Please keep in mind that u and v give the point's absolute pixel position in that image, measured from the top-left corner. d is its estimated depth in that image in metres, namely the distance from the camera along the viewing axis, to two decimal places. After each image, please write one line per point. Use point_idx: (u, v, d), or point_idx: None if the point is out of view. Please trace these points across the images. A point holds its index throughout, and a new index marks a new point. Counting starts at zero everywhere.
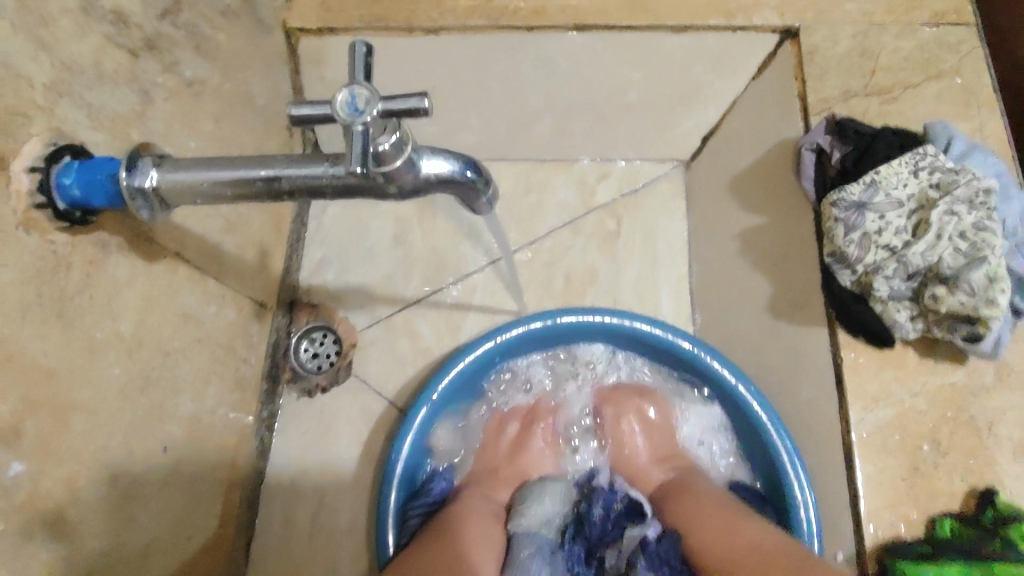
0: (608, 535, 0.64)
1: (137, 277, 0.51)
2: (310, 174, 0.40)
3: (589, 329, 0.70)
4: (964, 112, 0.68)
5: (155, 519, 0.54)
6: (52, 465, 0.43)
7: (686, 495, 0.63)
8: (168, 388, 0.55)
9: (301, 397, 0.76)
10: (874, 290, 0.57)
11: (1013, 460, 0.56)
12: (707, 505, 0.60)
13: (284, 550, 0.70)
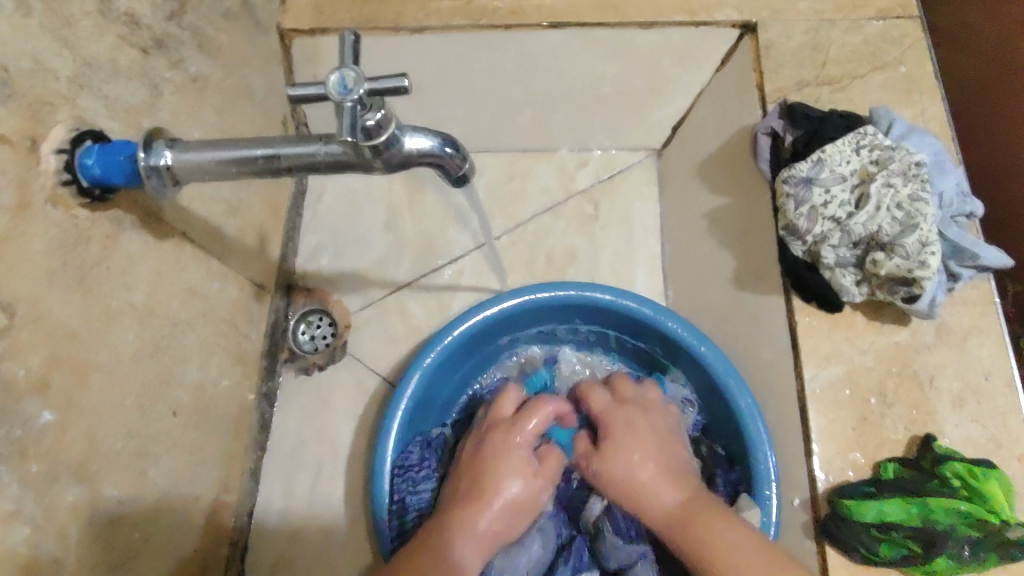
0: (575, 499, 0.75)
1: (148, 253, 0.56)
2: (306, 151, 0.46)
3: (566, 304, 0.75)
4: (906, 98, 0.74)
5: (164, 477, 0.59)
6: (75, 415, 0.48)
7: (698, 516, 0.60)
8: (175, 357, 0.60)
9: (299, 375, 0.81)
10: (823, 258, 0.62)
11: (952, 410, 0.61)
12: (714, 523, 0.58)
13: (284, 516, 0.75)
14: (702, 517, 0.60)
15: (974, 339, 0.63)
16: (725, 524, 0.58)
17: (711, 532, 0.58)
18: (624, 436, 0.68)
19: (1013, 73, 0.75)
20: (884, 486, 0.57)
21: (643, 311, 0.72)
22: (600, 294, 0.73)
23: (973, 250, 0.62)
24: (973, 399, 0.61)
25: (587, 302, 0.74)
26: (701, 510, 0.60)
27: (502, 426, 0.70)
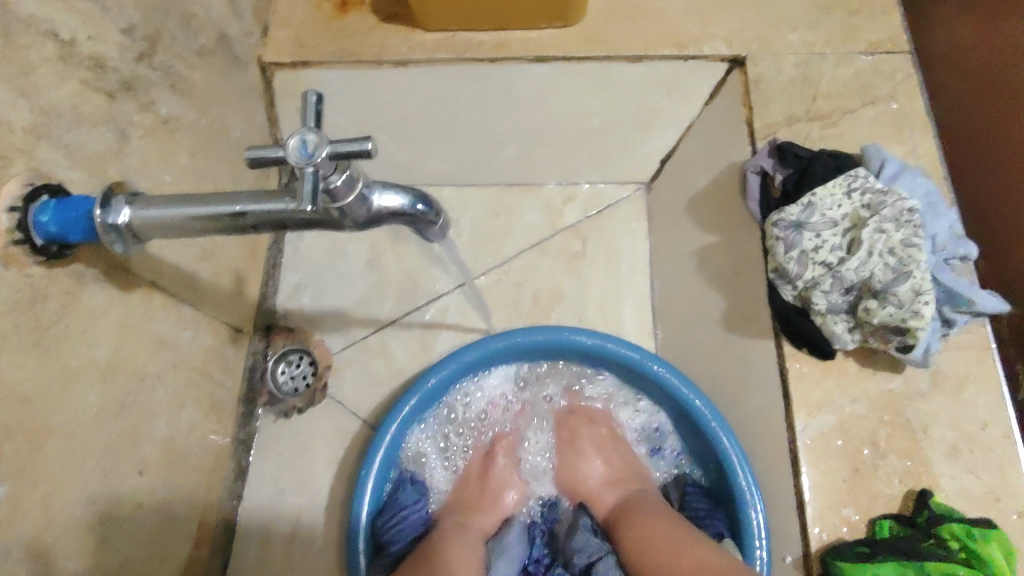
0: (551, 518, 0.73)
1: (113, 306, 0.54)
2: (271, 209, 0.44)
3: (549, 346, 0.72)
4: (898, 135, 0.73)
5: (130, 540, 0.56)
6: (27, 487, 0.45)
7: (633, 518, 0.64)
8: (144, 412, 0.58)
9: (278, 418, 0.79)
10: (813, 304, 0.61)
11: (947, 461, 0.59)
12: (652, 522, 0.62)
13: (261, 569, 0.72)
14: (646, 513, 0.64)
15: (970, 386, 0.61)
16: (674, 526, 0.61)
17: (640, 526, 0.62)
18: (574, 447, 0.72)
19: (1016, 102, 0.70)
20: (879, 546, 0.54)
21: (628, 354, 0.70)
22: (585, 337, 0.70)
23: (968, 295, 0.60)
24: (968, 449, 0.59)
25: (571, 345, 0.71)
26: (637, 510, 0.65)
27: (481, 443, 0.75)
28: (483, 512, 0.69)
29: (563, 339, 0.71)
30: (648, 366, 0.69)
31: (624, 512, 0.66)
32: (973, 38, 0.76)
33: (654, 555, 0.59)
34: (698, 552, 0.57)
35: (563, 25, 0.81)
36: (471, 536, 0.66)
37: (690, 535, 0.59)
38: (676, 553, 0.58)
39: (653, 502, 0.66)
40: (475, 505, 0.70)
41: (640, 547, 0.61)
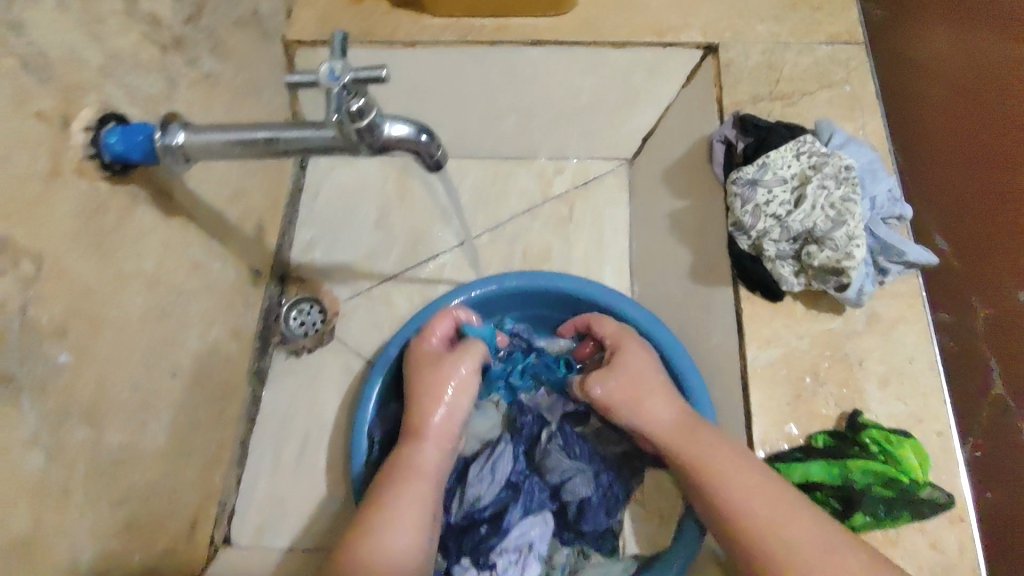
0: (533, 435, 0.73)
1: (158, 226, 0.63)
2: (300, 136, 0.53)
3: (521, 291, 0.78)
4: (849, 115, 0.82)
5: (163, 431, 0.65)
6: (88, 363, 0.54)
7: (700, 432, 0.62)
8: (179, 322, 0.67)
9: (289, 356, 0.89)
10: (764, 251, 0.69)
11: (878, 389, 0.68)
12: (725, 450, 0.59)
13: (273, 480, 0.83)
14: (722, 467, 0.58)
15: (900, 327, 0.70)
16: (756, 488, 0.56)
17: (724, 485, 0.57)
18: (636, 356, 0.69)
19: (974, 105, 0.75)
20: (812, 452, 0.63)
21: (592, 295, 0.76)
22: (555, 281, 0.77)
23: (899, 247, 0.69)
24: (896, 379, 0.68)
25: (542, 289, 0.77)
26: (711, 462, 0.59)
27: (423, 354, 0.69)
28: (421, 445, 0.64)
29: (532, 283, 0.77)
30: (614, 306, 0.76)
31: (698, 461, 0.60)
32: (941, 45, 0.81)
33: (750, 525, 0.54)
34: (790, 527, 0.53)
35: (557, 13, 0.90)
36: (414, 479, 0.61)
37: (781, 499, 0.55)
38: (761, 523, 0.54)
39: (728, 445, 0.60)
40: (413, 437, 0.64)
41: (733, 511, 0.56)
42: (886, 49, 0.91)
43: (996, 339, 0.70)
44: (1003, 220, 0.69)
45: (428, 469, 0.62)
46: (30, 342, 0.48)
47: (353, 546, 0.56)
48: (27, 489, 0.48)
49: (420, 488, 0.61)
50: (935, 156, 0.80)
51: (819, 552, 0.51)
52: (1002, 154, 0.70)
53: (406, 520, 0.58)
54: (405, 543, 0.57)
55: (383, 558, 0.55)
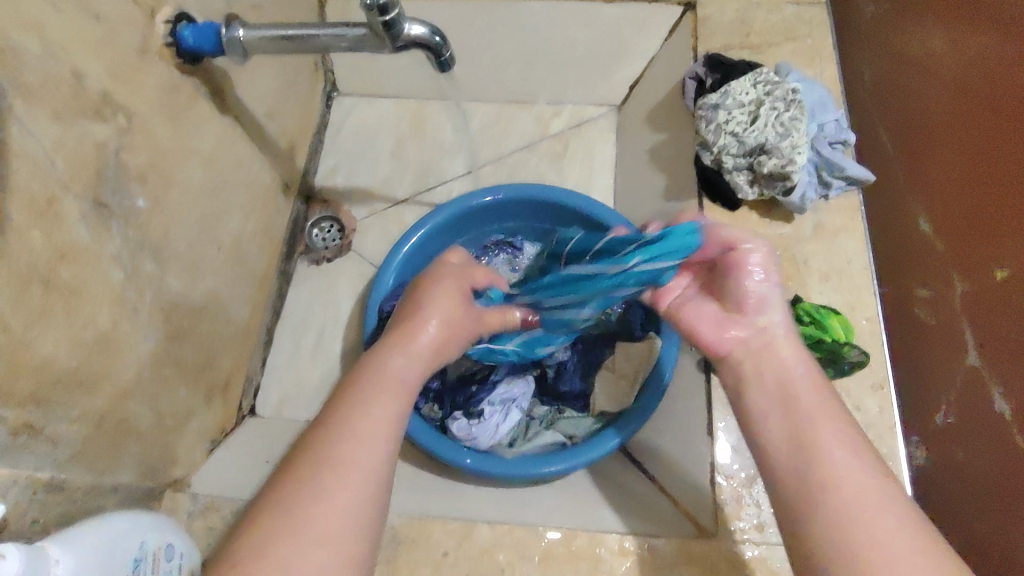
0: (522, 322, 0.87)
1: (212, 119, 0.76)
2: (336, 33, 0.66)
3: (515, 200, 0.90)
4: (810, 63, 0.93)
5: (208, 293, 0.79)
6: (159, 213, 0.68)
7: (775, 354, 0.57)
8: (224, 206, 0.81)
9: (310, 264, 1.02)
10: (724, 163, 0.81)
11: (819, 283, 0.79)
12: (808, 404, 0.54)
13: (292, 365, 0.95)
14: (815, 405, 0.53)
15: (841, 235, 0.81)
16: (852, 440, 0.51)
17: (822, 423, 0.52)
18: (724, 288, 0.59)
19: (943, 84, 0.83)
20: None
21: (574, 202, 0.88)
22: (543, 191, 0.89)
23: (841, 164, 0.81)
24: (835, 276, 0.79)
25: (533, 198, 0.90)
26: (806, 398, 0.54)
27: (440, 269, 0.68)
28: (396, 357, 0.58)
29: (525, 193, 0.90)
30: (592, 211, 0.88)
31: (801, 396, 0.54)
32: (931, 38, 0.85)
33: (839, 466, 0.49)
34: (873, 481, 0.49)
35: None
36: (384, 389, 0.54)
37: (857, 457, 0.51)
38: (848, 473, 0.49)
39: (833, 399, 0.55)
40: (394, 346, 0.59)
41: (818, 441, 0.51)
42: (881, 45, 0.95)
43: (970, 312, 0.73)
44: (963, 179, 0.77)
45: (405, 382, 0.56)
46: (120, 180, 0.62)
47: (313, 446, 0.50)
48: (110, 294, 0.61)
49: (389, 397, 0.54)
50: (887, 112, 0.93)
51: (893, 521, 0.47)
52: (967, 126, 0.78)
53: (370, 429, 0.51)
54: (374, 451, 0.50)
55: (347, 462, 0.48)
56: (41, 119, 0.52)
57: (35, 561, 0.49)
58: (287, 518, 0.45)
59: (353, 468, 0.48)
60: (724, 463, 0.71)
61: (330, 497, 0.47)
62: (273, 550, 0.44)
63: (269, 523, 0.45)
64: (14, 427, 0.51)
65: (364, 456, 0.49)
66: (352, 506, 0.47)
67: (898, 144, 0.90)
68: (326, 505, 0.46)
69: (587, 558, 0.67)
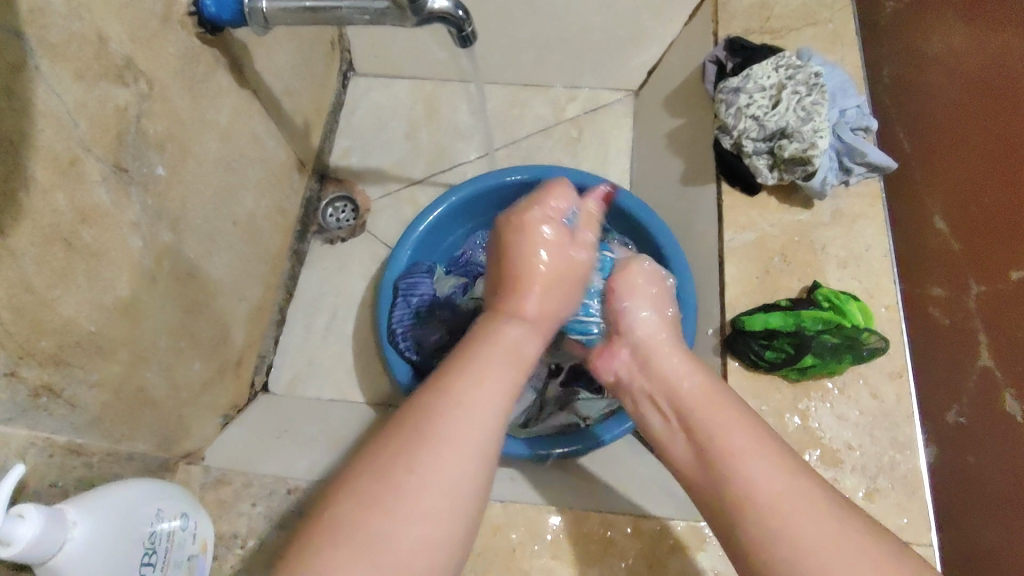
0: None
1: (230, 92, 0.76)
2: (360, 4, 0.65)
3: (533, 182, 0.90)
4: (831, 48, 0.90)
5: (223, 267, 0.79)
6: (175, 182, 0.68)
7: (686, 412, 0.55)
8: (239, 180, 0.81)
9: (324, 244, 1.02)
10: (743, 147, 0.80)
11: (837, 269, 0.78)
12: (701, 406, 0.54)
13: (305, 342, 0.96)
14: (702, 402, 0.54)
15: (861, 222, 0.80)
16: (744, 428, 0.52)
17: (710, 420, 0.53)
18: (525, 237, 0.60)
19: (973, 88, 0.83)
20: (771, 307, 0.75)
21: (591, 185, 0.87)
22: (562, 173, 0.88)
23: (862, 149, 0.79)
24: (854, 262, 0.78)
25: (552, 181, 0.89)
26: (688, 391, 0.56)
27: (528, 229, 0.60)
28: (511, 326, 0.54)
29: (544, 174, 0.89)
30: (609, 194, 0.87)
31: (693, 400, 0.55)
32: (960, 41, 0.85)
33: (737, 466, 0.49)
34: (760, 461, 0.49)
35: None
36: (495, 356, 0.51)
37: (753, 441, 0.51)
38: (740, 454, 0.50)
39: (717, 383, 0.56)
40: (504, 317, 0.56)
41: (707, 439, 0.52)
42: (892, 44, 0.92)
43: (989, 317, 0.73)
44: (996, 177, 0.77)
45: (520, 352, 0.53)
46: (140, 146, 0.62)
47: (419, 406, 0.47)
48: (127, 260, 0.61)
49: (499, 370, 0.50)
50: (903, 106, 0.88)
51: (794, 491, 0.47)
52: (1006, 132, 0.78)
53: (483, 400, 0.48)
54: (478, 425, 0.47)
55: (451, 434, 0.46)
56: (64, 78, 0.52)
57: (54, 519, 0.50)
58: (371, 485, 0.44)
59: (451, 441, 0.45)
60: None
61: (434, 466, 0.44)
62: (351, 513, 0.43)
63: (361, 486, 0.44)
64: (34, 387, 0.52)
65: (474, 432, 0.47)
66: (456, 480, 0.45)
67: (916, 143, 0.86)
68: (426, 476, 0.44)
69: (598, 540, 0.66)
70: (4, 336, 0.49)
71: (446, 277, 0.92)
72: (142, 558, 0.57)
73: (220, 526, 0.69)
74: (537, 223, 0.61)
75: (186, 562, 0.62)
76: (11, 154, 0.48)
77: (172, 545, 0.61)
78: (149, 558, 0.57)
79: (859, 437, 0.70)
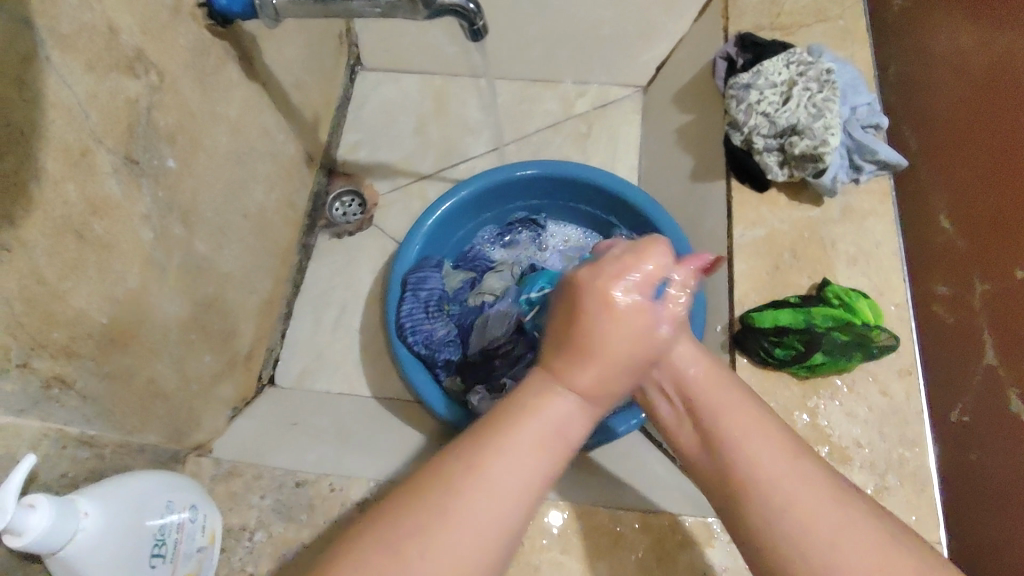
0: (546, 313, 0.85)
1: (240, 85, 0.76)
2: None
3: (542, 177, 0.90)
4: (841, 44, 0.90)
5: (232, 260, 0.79)
6: (186, 174, 0.68)
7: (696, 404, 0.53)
8: (249, 173, 0.80)
9: (332, 238, 1.01)
10: (754, 144, 0.80)
11: (848, 267, 0.78)
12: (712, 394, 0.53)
13: (312, 336, 0.96)
14: (717, 399, 0.52)
15: (872, 219, 0.80)
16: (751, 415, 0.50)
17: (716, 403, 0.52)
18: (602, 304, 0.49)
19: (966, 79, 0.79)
20: (779, 304, 0.75)
21: (600, 180, 0.87)
22: (572, 168, 0.88)
23: (873, 147, 0.79)
24: (864, 259, 0.78)
25: (561, 175, 0.89)
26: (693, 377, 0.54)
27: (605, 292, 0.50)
28: (560, 400, 0.48)
29: (554, 169, 0.89)
30: (619, 189, 0.87)
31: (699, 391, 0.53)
32: (960, 35, 0.81)
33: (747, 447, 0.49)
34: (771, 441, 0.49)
35: None
36: (533, 437, 0.46)
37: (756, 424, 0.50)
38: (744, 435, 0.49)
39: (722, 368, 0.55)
40: (552, 387, 0.48)
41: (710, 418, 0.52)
42: (902, 40, 0.91)
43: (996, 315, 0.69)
44: (988, 167, 0.74)
45: (565, 436, 0.47)
46: (150, 138, 0.62)
47: (443, 485, 0.43)
48: (138, 252, 0.62)
49: (535, 450, 0.46)
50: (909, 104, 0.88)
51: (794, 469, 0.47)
52: (995, 122, 0.74)
53: (510, 485, 0.44)
54: (505, 514, 0.43)
55: (469, 524, 0.42)
56: (76, 69, 0.52)
57: (65, 509, 0.50)
58: (385, 567, 0.40)
59: (473, 529, 0.42)
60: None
61: (450, 552, 0.41)
62: None
63: (366, 566, 0.40)
64: (45, 378, 0.52)
65: (499, 522, 0.43)
66: (473, 571, 0.42)
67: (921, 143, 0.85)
68: (436, 566, 0.41)
69: (607, 534, 0.66)
70: (16, 326, 0.49)
71: (455, 271, 0.92)
72: (152, 549, 0.57)
73: (228, 518, 0.69)
74: (618, 283, 0.50)
75: (196, 554, 0.62)
76: (23, 145, 0.48)
77: (182, 536, 0.61)
78: (159, 549, 0.58)
79: (868, 435, 0.70)
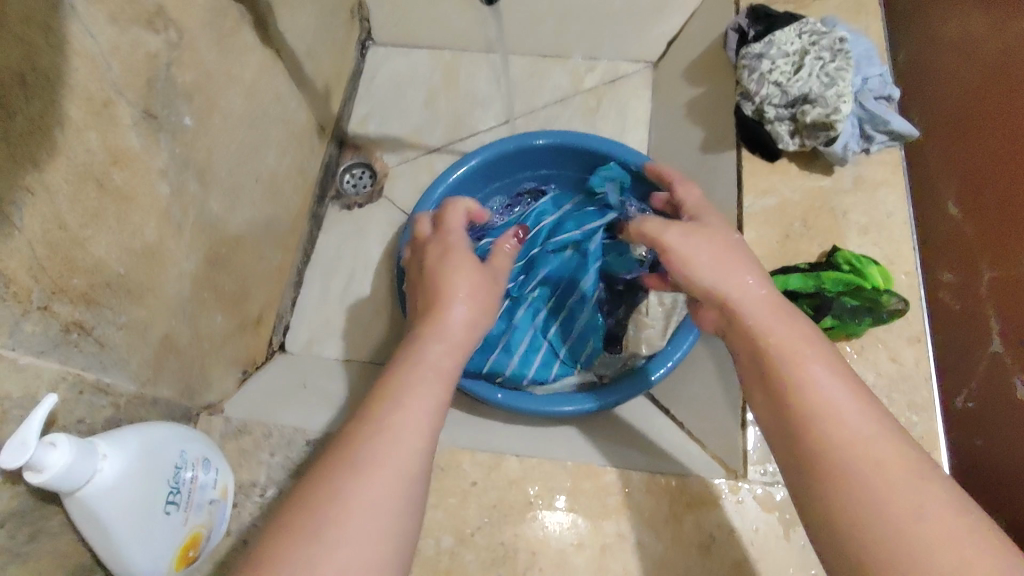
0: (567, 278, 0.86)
1: (254, 49, 0.76)
2: None
3: (552, 146, 0.90)
4: (856, 17, 0.90)
5: (245, 224, 0.80)
6: (202, 135, 0.69)
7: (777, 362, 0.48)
8: (262, 138, 0.81)
9: (342, 210, 1.02)
10: (765, 113, 0.80)
11: (858, 235, 0.78)
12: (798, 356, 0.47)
13: (322, 304, 0.97)
14: (788, 342, 0.49)
15: (882, 189, 0.80)
16: (850, 387, 0.46)
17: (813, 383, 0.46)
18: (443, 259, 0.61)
19: (965, 63, 0.81)
20: (788, 270, 0.75)
21: (611, 148, 0.88)
22: (582, 136, 0.88)
23: (886, 116, 0.79)
24: (874, 229, 0.78)
25: (572, 145, 0.89)
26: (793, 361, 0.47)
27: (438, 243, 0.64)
28: (428, 345, 0.53)
29: (564, 138, 0.89)
30: (629, 157, 0.87)
31: (790, 357, 0.48)
32: (964, 20, 0.82)
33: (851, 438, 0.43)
34: (889, 441, 0.43)
35: None
36: (414, 376, 0.50)
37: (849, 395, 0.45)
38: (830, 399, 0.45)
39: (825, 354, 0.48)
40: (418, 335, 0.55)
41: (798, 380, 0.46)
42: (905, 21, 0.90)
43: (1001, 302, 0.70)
44: (997, 137, 0.75)
45: (437, 370, 0.51)
46: (168, 94, 0.62)
47: (348, 436, 0.46)
48: (155, 207, 0.62)
49: (424, 387, 0.49)
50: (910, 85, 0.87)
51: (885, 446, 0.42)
52: (991, 103, 0.76)
53: (405, 422, 0.47)
54: (410, 445, 0.46)
55: (380, 461, 0.44)
56: (98, 19, 0.53)
57: (85, 451, 0.50)
58: (312, 519, 0.41)
59: (379, 467, 0.44)
60: (752, 443, 0.70)
61: (363, 490, 0.43)
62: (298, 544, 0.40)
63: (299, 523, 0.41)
64: (65, 323, 0.53)
65: (403, 453, 0.45)
66: (391, 503, 0.43)
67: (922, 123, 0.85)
68: (358, 501, 0.42)
69: (616, 493, 0.67)
70: (38, 269, 0.49)
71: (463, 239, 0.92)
72: (167, 496, 0.57)
73: (240, 474, 0.70)
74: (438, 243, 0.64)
75: (208, 506, 0.63)
76: (48, 90, 0.48)
77: (194, 487, 0.61)
78: (173, 498, 0.58)
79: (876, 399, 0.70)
